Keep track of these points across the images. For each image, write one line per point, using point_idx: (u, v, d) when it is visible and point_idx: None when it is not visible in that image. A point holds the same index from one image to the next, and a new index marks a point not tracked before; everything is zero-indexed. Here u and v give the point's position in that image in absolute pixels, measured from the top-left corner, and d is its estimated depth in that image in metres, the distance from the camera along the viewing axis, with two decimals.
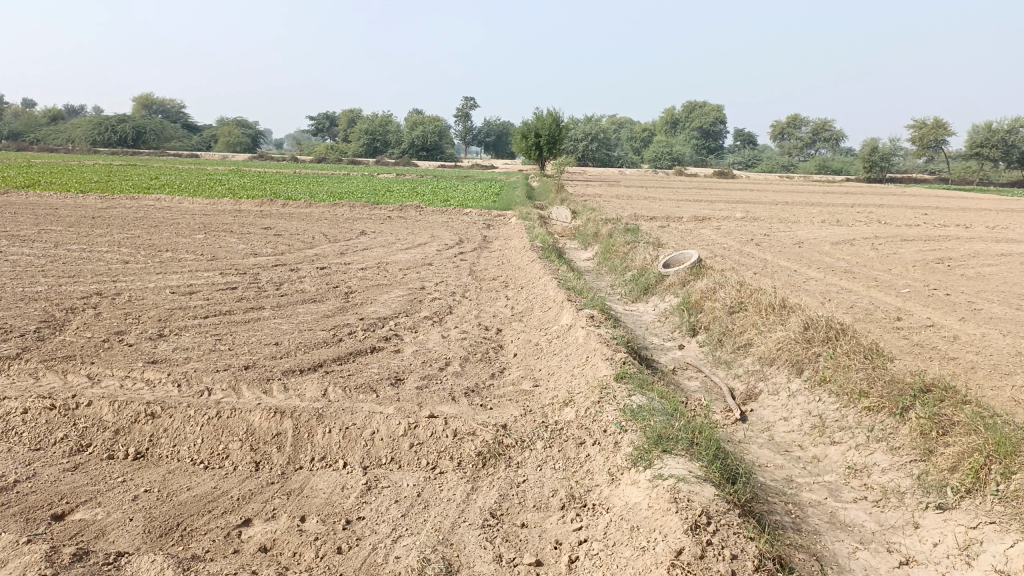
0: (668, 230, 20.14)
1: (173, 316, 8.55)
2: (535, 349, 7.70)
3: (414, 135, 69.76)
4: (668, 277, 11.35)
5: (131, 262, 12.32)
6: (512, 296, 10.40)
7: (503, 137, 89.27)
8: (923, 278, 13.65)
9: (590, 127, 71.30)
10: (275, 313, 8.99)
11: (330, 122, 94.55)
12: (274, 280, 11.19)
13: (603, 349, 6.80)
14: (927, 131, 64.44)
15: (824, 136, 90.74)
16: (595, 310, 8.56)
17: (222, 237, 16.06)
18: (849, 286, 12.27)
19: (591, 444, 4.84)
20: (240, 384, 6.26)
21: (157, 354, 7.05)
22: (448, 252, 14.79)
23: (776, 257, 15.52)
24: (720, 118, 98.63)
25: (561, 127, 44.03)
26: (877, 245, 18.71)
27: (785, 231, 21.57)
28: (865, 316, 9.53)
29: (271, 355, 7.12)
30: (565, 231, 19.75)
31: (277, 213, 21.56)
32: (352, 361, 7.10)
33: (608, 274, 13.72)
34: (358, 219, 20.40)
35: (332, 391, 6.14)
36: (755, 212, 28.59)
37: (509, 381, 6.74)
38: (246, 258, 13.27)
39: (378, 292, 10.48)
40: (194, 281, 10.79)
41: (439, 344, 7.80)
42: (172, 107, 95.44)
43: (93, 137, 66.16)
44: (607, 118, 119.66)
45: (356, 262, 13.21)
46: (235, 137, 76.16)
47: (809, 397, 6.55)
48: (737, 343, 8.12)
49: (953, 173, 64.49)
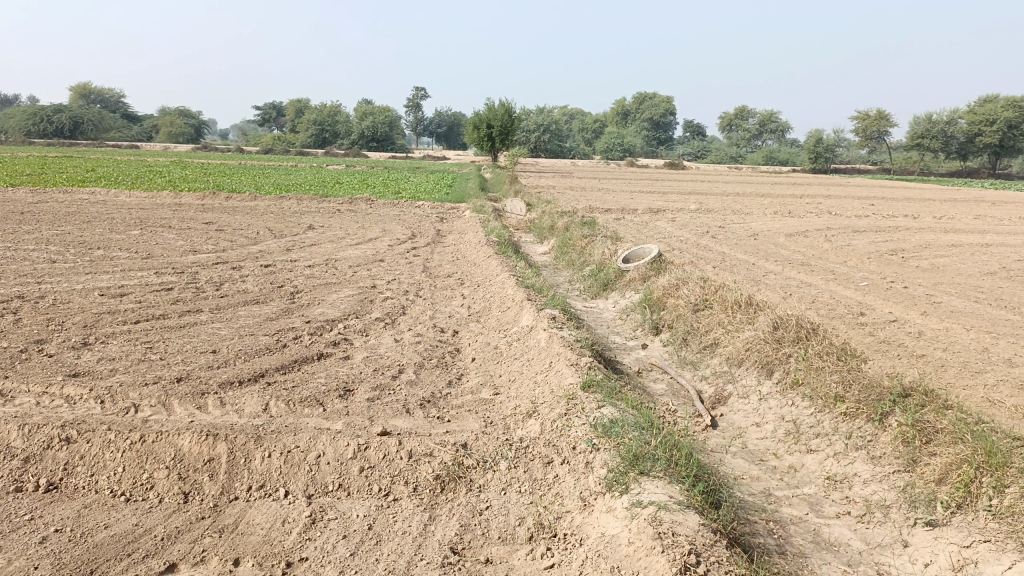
0: (624, 223, 19.90)
1: (101, 322, 7.88)
2: (493, 353, 7.27)
3: (364, 126, 68.49)
4: (627, 273, 11.04)
5: (59, 261, 11.51)
6: (468, 294, 9.94)
7: (454, 128, 88.61)
8: (879, 271, 13.62)
9: (543, 118, 71.07)
10: (214, 317, 8.37)
11: (277, 112, 92.51)
12: (213, 279, 10.53)
13: (567, 354, 6.41)
14: (870, 122, 65.85)
15: (771, 127, 92.12)
16: (556, 310, 8.17)
17: (160, 232, 15.23)
18: (808, 280, 12.12)
19: (560, 463, 4.45)
20: (171, 401, 5.70)
21: (80, 365, 6.40)
22: (400, 247, 14.26)
23: (733, 250, 15.37)
24: (670, 110, 99.32)
25: (513, 118, 43.58)
26: (830, 236, 18.74)
27: (739, 222, 21.51)
28: (829, 312, 9.34)
29: (208, 365, 6.54)
30: (520, 224, 19.33)
31: (220, 207, 20.68)
32: (296, 370, 6.57)
33: (566, 269, 13.37)
34: (306, 213, 19.68)
35: (274, 406, 5.63)
36: (708, 204, 28.61)
37: (467, 390, 6.29)
38: (185, 255, 12.54)
39: (326, 292, 9.92)
40: (127, 282, 10.08)
41: (391, 349, 7.31)
42: (110, 96, 92.22)
43: (26, 127, 63.45)
44: (559, 110, 119.65)
45: (303, 259, 12.60)
46: (177, 127, 73.84)
47: (782, 401, 6.26)
48: (703, 342, 7.81)
49: (896, 163, 65.96)
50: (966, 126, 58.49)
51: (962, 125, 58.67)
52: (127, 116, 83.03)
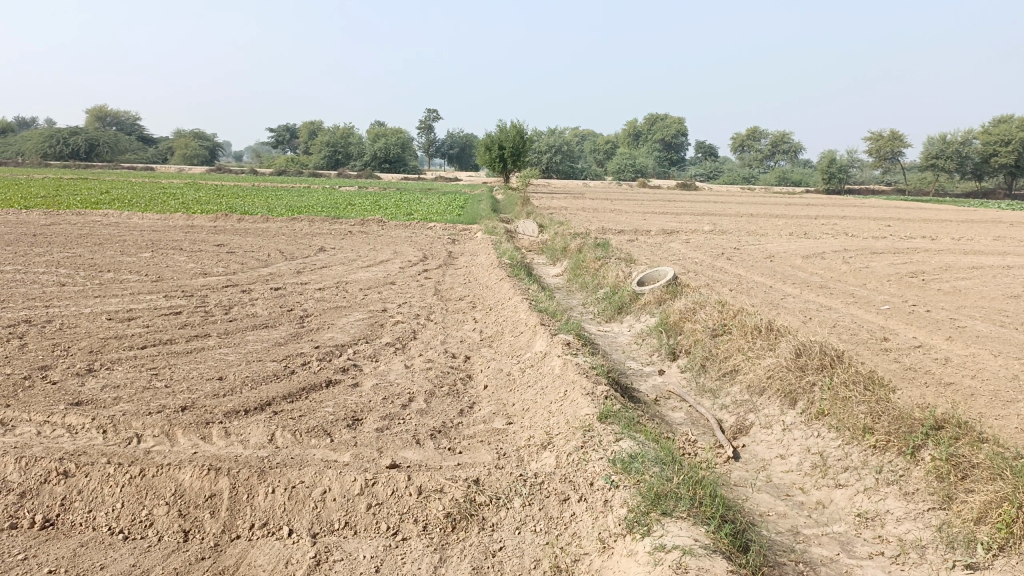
0: (637, 244, 19.72)
1: (107, 348, 7.74)
2: (506, 380, 7.07)
3: (377, 148, 68.83)
4: (643, 296, 10.84)
5: (68, 284, 11.42)
6: (480, 318, 9.76)
7: (466, 150, 88.93)
8: (900, 293, 13.35)
9: (554, 139, 71.21)
10: (222, 342, 8.23)
11: (290, 134, 93.28)
12: (223, 303, 10.41)
13: (583, 382, 6.20)
14: (883, 142, 65.55)
15: (783, 148, 91.96)
16: (570, 336, 7.98)
17: (171, 255, 15.16)
18: (827, 304, 11.87)
19: (576, 500, 4.23)
20: (175, 431, 5.53)
21: (83, 393, 6.25)
22: (412, 270, 14.13)
23: (749, 273, 15.13)
24: (681, 130, 99.35)
25: (525, 140, 43.61)
26: (847, 258, 18.47)
27: (754, 244, 21.28)
28: (851, 337, 9.08)
29: (213, 393, 6.37)
30: (532, 245, 19.19)
31: (232, 229, 20.66)
32: (304, 398, 6.39)
33: (579, 292, 13.17)
34: (317, 235, 19.62)
35: (280, 437, 5.45)
36: (722, 225, 28.39)
37: (480, 420, 6.09)
38: (194, 278, 12.45)
39: (336, 316, 9.78)
40: (135, 305, 9.97)
41: (402, 375, 7.13)
42: (127, 119, 93.22)
43: (43, 150, 64.16)
44: (571, 132, 120.15)
45: (313, 281, 12.48)
46: (192, 149, 74.47)
47: (807, 432, 6.02)
48: (722, 369, 7.58)
49: (910, 184, 65.49)
50: (981, 147, 58.05)
51: (977, 146, 58.24)
52: (143, 139, 83.84)
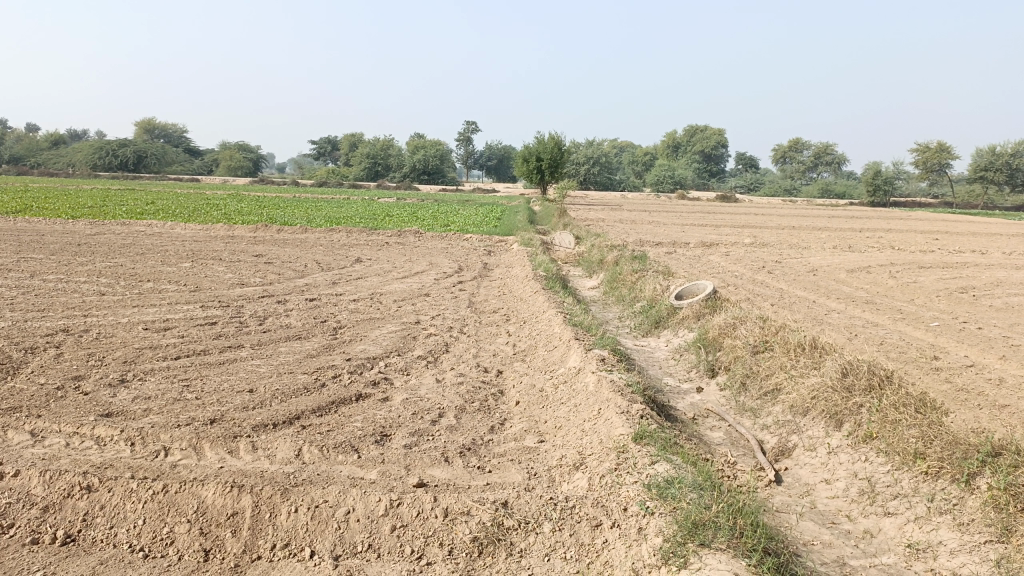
0: (676, 256, 19.45)
1: (141, 358, 7.76)
2: (539, 396, 6.90)
3: (416, 159, 69.39)
4: (680, 310, 10.61)
5: (108, 293, 11.57)
6: (514, 331, 9.62)
7: (504, 161, 89.18)
8: (949, 309, 12.90)
9: (592, 151, 71.12)
10: (254, 353, 8.19)
11: (331, 146, 94.63)
12: (257, 313, 10.43)
13: (617, 400, 6.00)
14: (930, 154, 64.12)
15: (826, 159, 90.55)
16: (606, 351, 7.78)
17: (210, 265, 15.32)
18: (873, 320, 11.49)
19: (609, 527, 4.04)
20: (202, 445, 5.47)
21: (114, 405, 6.23)
22: (447, 281, 14.07)
23: (791, 287, 14.77)
24: (721, 142, 98.39)
25: (563, 151, 43.49)
26: (893, 272, 17.97)
27: (796, 257, 20.85)
28: (899, 355, 8.73)
29: (243, 406, 6.31)
30: (568, 257, 19.03)
31: (271, 239, 20.87)
32: (334, 412, 6.30)
33: (616, 305, 12.96)
34: (354, 246, 19.71)
35: (308, 452, 5.36)
36: (763, 237, 27.93)
37: (511, 437, 5.93)
38: (231, 288, 12.54)
39: (369, 327, 9.71)
40: (172, 315, 10.03)
41: (433, 390, 7.01)
42: (174, 132, 95.54)
43: (93, 161, 66.01)
44: (609, 143, 119.89)
45: (348, 292, 12.47)
46: (236, 160, 75.93)
47: (853, 456, 5.75)
48: (764, 388, 7.32)
49: (957, 196, 63.90)
50: None
51: None
52: (188, 150, 85.81)
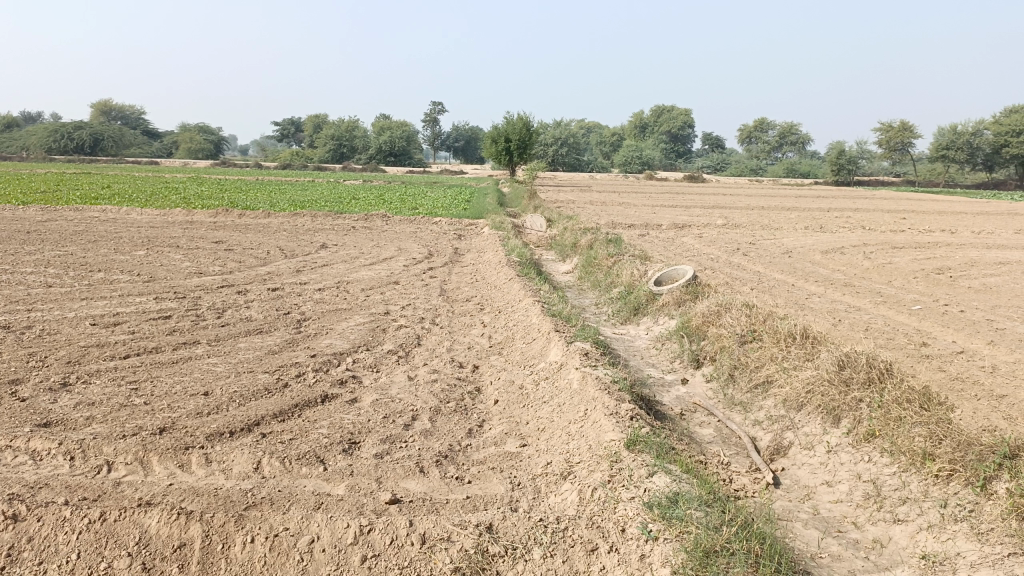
0: (649, 239, 19.10)
1: (87, 357, 7.15)
2: (519, 394, 6.46)
3: (382, 140, 68.10)
4: (660, 297, 10.22)
5: (55, 285, 10.86)
6: (488, 322, 9.14)
7: (471, 142, 88.24)
8: (929, 292, 12.70)
9: (561, 132, 70.57)
10: (211, 350, 7.62)
11: (295, 128, 92.91)
12: (216, 305, 9.83)
13: (605, 399, 5.58)
14: (893, 134, 64.66)
15: (791, 139, 91.07)
16: (587, 343, 7.36)
17: (166, 253, 14.59)
18: (856, 303, 11.22)
19: (606, 552, 3.65)
20: (151, 460, 4.94)
21: (53, 413, 5.65)
22: (416, 267, 13.55)
23: (768, 269, 14.48)
24: (688, 122, 98.37)
25: (531, 132, 42.86)
26: (868, 253, 17.80)
27: (770, 238, 20.61)
28: (888, 343, 8.44)
29: (196, 412, 5.76)
30: (541, 240, 18.58)
31: (232, 224, 20.08)
32: (297, 416, 5.80)
33: (592, 291, 12.55)
34: (320, 231, 19.03)
35: (267, 465, 4.87)
36: (734, 218, 27.71)
37: (491, 442, 5.49)
38: (188, 278, 11.88)
39: (335, 319, 9.18)
40: (123, 309, 9.38)
41: (405, 389, 6.53)
42: (131, 112, 92.98)
43: (47, 144, 63.88)
44: (578, 123, 119.30)
45: (313, 281, 11.90)
46: (196, 142, 73.98)
47: (855, 457, 5.43)
48: (754, 380, 6.96)
49: (920, 174, 64.58)
50: (993, 138, 57.02)
51: (989, 137, 57.23)
52: (148, 133, 83.56)
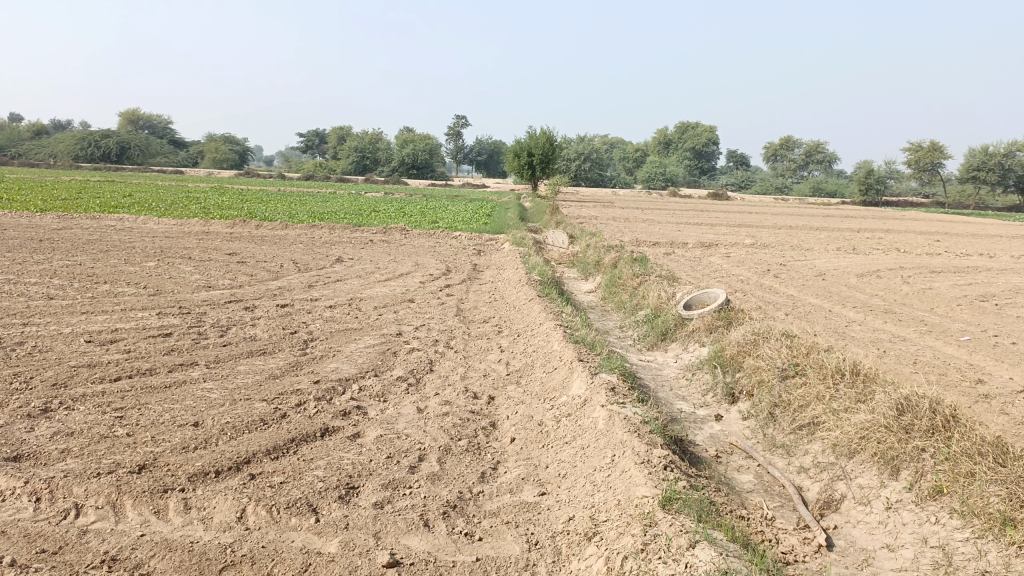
0: (675, 258, 18.47)
1: (74, 379, 6.64)
2: (538, 432, 5.86)
3: (405, 153, 67.91)
4: (689, 322, 9.60)
5: (57, 297, 10.44)
6: (506, 347, 8.57)
7: (494, 157, 88.12)
8: (974, 320, 11.97)
9: (584, 147, 70.20)
10: (208, 373, 7.09)
11: (319, 139, 93.38)
12: (220, 322, 9.34)
13: (635, 443, 4.98)
14: (922, 154, 63.53)
15: (817, 158, 89.98)
16: (614, 375, 6.75)
17: (177, 264, 14.18)
18: (899, 332, 10.51)
19: None
20: (125, 504, 4.40)
21: (25, 445, 5.13)
22: (433, 284, 13.04)
23: (802, 293, 13.79)
24: (712, 139, 97.55)
25: (554, 147, 42.37)
26: (905, 277, 17.05)
27: (800, 259, 19.88)
28: (940, 380, 7.75)
29: (181, 446, 5.21)
30: (562, 257, 18.02)
31: (248, 236, 19.70)
32: (293, 453, 5.24)
33: (615, 313, 11.94)
34: (337, 243, 18.62)
35: (253, 514, 4.32)
36: (762, 237, 26.94)
37: (506, 489, 4.90)
38: (196, 292, 11.42)
39: (344, 340, 8.64)
40: (122, 325, 8.91)
41: (413, 422, 5.96)
42: (159, 122, 93.98)
43: (75, 151, 64.37)
44: (601, 138, 118.87)
45: (325, 297, 11.39)
46: (221, 152, 74.34)
47: (920, 518, 4.77)
48: (798, 420, 6.32)
49: (949, 196, 63.32)
50: None
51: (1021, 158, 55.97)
52: (175, 142, 84.26)
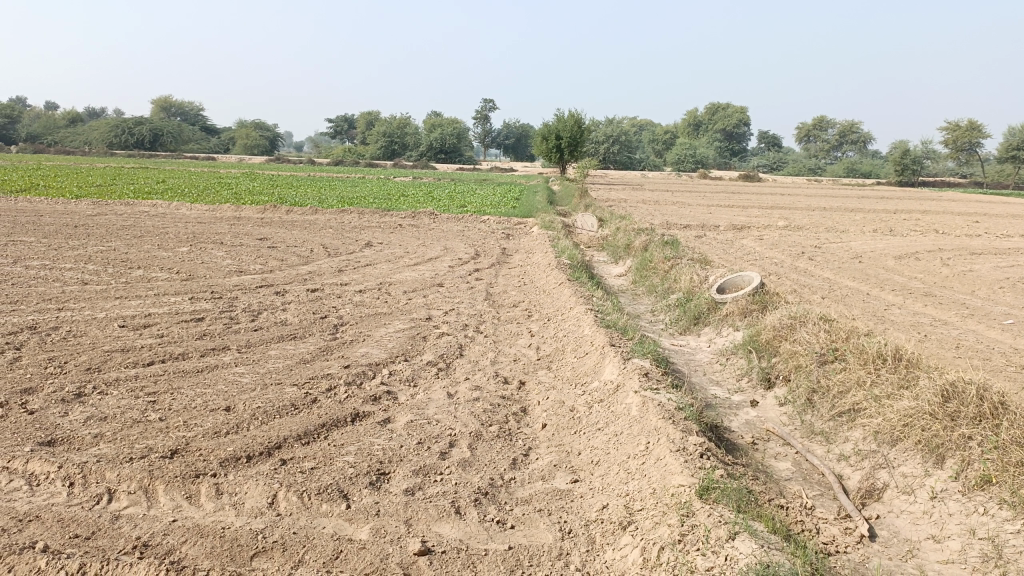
0: (706, 241, 18.21)
1: (108, 364, 6.69)
2: (570, 418, 5.78)
3: (433, 137, 67.84)
4: (722, 306, 9.43)
5: (91, 282, 10.56)
6: (537, 331, 8.48)
7: (522, 140, 87.68)
8: (1017, 303, 11.62)
9: (612, 129, 69.55)
10: (239, 358, 7.10)
11: (348, 124, 93.68)
12: (251, 306, 9.37)
13: (670, 430, 4.87)
14: (961, 133, 61.95)
15: (851, 138, 88.21)
16: (646, 360, 6.63)
17: (208, 249, 14.28)
18: (940, 316, 10.23)
19: None
20: (158, 489, 4.40)
21: (60, 429, 5.16)
22: (462, 268, 12.98)
23: (838, 276, 13.50)
24: (744, 120, 96.09)
25: (583, 129, 41.99)
26: (944, 259, 16.62)
27: (835, 242, 19.48)
28: (984, 365, 7.51)
29: (213, 431, 5.21)
30: (592, 241, 17.85)
31: (279, 221, 19.80)
32: (324, 438, 5.21)
33: (646, 297, 11.79)
34: (366, 228, 18.62)
35: (284, 500, 4.29)
36: (796, 219, 26.46)
37: (538, 475, 4.82)
38: (228, 277, 11.48)
39: (373, 325, 8.61)
40: (155, 310, 8.97)
41: (444, 408, 5.91)
42: (191, 109, 94.94)
43: (109, 139, 65.22)
44: (630, 121, 117.73)
45: (354, 282, 11.39)
46: (252, 138, 74.85)
47: (967, 508, 4.60)
48: (837, 407, 6.16)
49: (989, 175, 61.72)
50: None
51: None
52: (206, 129, 85.06)
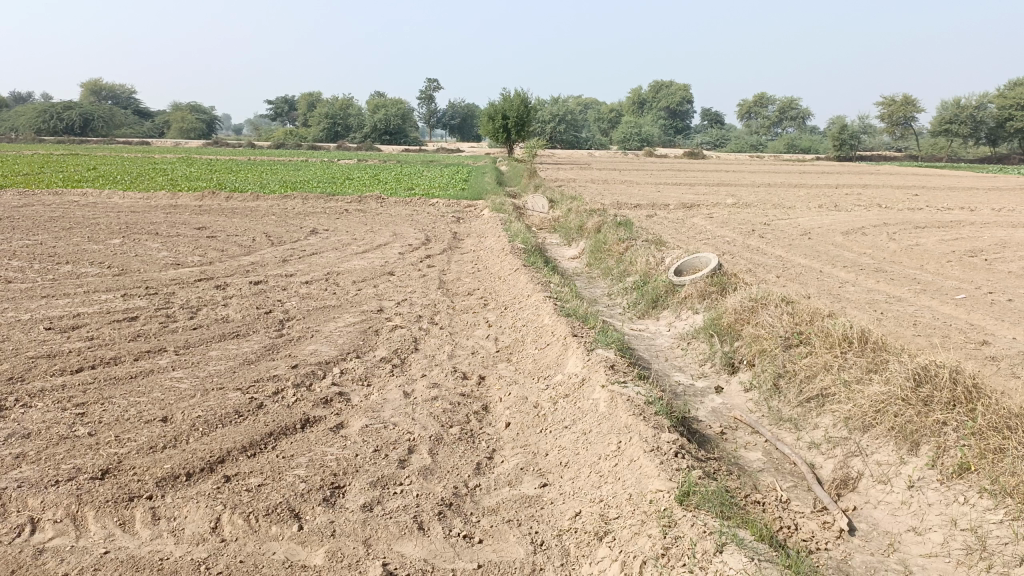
0: (658, 221, 18.08)
1: (32, 372, 6.16)
2: (534, 415, 5.50)
3: (377, 118, 66.60)
4: (681, 289, 9.24)
5: (14, 280, 9.86)
6: (493, 321, 8.17)
7: (468, 120, 86.79)
8: (965, 277, 11.73)
9: (558, 109, 69.28)
10: (177, 360, 6.62)
11: (289, 106, 91.41)
12: (190, 303, 8.83)
13: (641, 429, 4.63)
14: (895, 108, 63.41)
15: (791, 114, 89.65)
16: (610, 351, 6.38)
17: (144, 241, 13.57)
18: (893, 292, 10.25)
19: None
20: (88, 517, 3.97)
21: None
22: (412, 255, 12.57)
23: (790, 253, 13.50)
24: (688, 97, 96.84)
25: (529, 109, 41.59)
26: (891, 234, 16.81)
27: (784, 218, 19.58)
28: (944, 343, 7.48)
29: (149, 446, 4.78)
30: (543, 223, 17.56)
31: (218, 208, 19.00)
32: (272, 449, 4.83)
33: (602, 280, 11.57)
34: (311, 214, 17.99)
35: (229, 524, 3.92)
36: (744, 196, 26.62)
37: (504, 481, 4.53)
38: (164, 270, 10.86)
39: (322, 319, 8.19)
40: (85, 309, 8.37)
41: (401, 409, 5.56)
42: (124, 93, 91.39)
43: (36, 125, 62.20)
44: (574, 100, 117.60)
45: (300, 272, 10.89)
46: (188, 122, 72.36)
47: (946, 497, 4.47)
48: (805, 392, 6.02)
49: (923, 149, 63.37)
50: (997, 111, 55.84)
51: (993, 110, 56.04)
52: (140, 113, 81.94)
